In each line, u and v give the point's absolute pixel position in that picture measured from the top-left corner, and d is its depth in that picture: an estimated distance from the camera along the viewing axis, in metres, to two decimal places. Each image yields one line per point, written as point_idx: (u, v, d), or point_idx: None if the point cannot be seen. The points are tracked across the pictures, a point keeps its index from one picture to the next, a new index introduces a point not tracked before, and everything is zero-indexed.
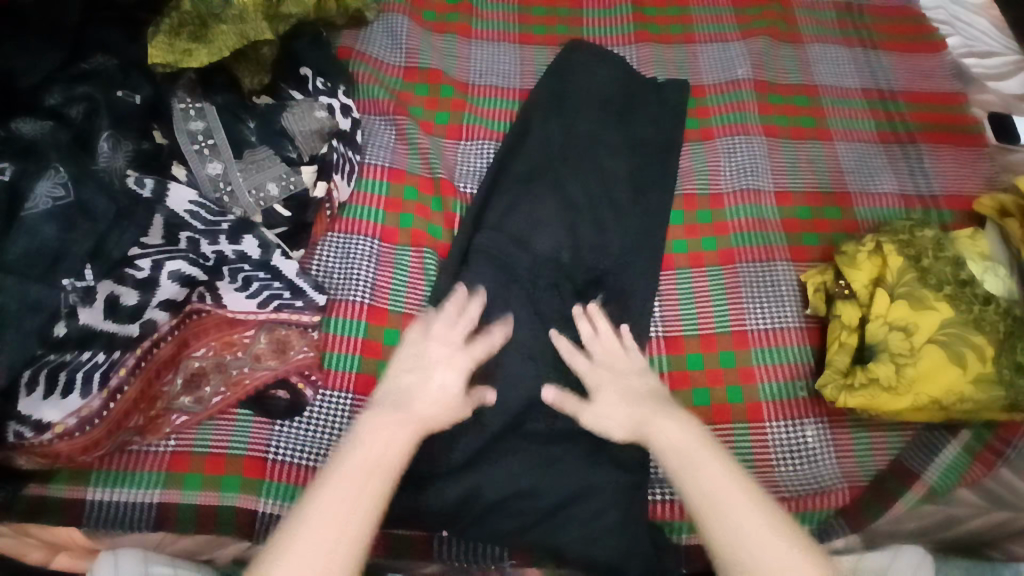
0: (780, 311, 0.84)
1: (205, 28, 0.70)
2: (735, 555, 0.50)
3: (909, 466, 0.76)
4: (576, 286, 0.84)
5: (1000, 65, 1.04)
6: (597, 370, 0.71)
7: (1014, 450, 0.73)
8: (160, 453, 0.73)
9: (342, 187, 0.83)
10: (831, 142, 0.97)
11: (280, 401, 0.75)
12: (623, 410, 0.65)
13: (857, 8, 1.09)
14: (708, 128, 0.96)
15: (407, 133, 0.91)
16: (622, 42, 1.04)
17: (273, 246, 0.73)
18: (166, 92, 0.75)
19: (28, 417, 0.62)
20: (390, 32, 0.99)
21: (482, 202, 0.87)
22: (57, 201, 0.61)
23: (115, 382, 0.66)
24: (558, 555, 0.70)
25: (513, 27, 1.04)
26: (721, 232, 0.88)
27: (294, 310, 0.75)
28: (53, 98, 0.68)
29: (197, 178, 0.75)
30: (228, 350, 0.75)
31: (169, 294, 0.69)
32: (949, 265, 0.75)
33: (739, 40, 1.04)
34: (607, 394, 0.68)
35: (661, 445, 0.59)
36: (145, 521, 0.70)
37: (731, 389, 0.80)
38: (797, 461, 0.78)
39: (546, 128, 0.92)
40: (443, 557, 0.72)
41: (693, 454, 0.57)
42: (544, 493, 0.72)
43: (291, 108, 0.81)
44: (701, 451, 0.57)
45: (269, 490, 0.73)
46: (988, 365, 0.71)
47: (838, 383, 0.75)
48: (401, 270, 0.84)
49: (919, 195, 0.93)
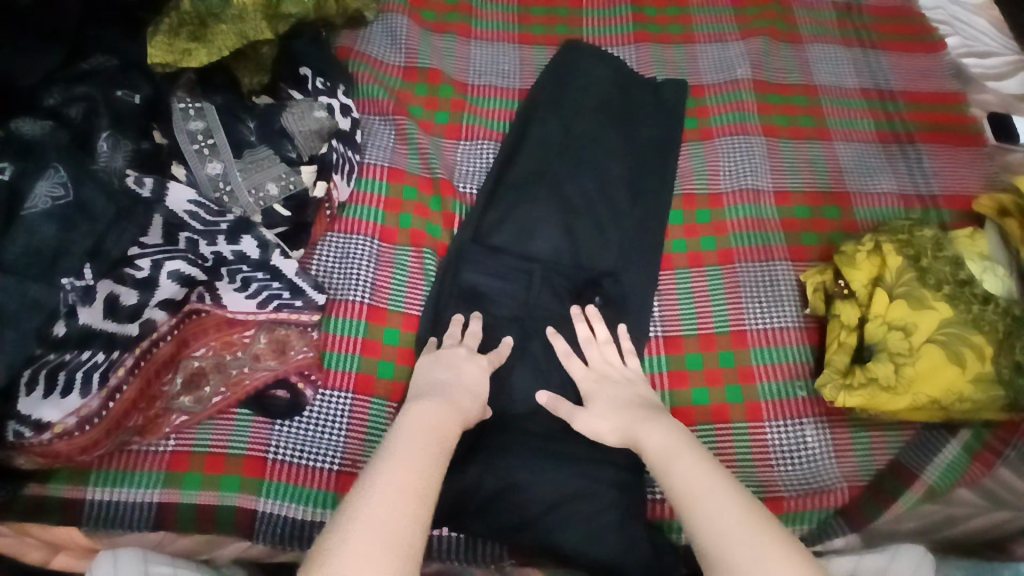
0: (779, 310, 0.84)
1: (204, 28, 0.70)
2: (718, 548, 0.49)
3: (909, 467, 0.76)
4: (575, 286, 0.83)
5: (999, 65, 1.04)
6: (593, 376, 0.71)
7: (1014, 450, 0.72)
8: (160, 453, 0.73)
9: (342, 186, 0.84)
10: (831, 142, 0.97)
11: (280, 401, 0.75)
12: (616, 414, 0.65)
13: (857, 8, 1.09)
14: (708, 128, 0.96)
15: (407, 133, 0.91)
16: (621, 42, 1.04)
17: (273, 246, 0.73)
18: (166, 92, 0.75)
19: (28, 417, 0.62)
20: (390, 32, 0.99)
21: (482, 204, 0.86)
22: (57, 201, 0.60)
23: (114, 382, 0.67)
24: (557, 555, 0.69)
25: (513, 27, 1.04)
26: (720, 233, 0.89)
27: (294, 310, 0.75)
28: (52, 98, 0.68)
29: (197, 178, 0.75)
30: (227, 349, 0.75)
31: (168, 294, 0.69)
32: (948, 265, 0.75)
33: (738, 40, 1.04)
34: (603, 399, 0.68)
35: (653, 446, 0.59)
36: (145, 521, 0.70)
37: (731, 389, 0.80)
38: (796, 461, 0.78)
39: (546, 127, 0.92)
40: (443, 555, 0.72)
41: (682, 452, 0.57)
42: (544, 492, 0.72)
43: (291, 108, 0.80)
44: (691, 449, 0.58)
45: (269, 490, 0.73)
46: (987, 364, 0.71)
47: (837, 383, 0.75)
48: (401, 270, 0.84)
49: (919, 195, 0.93)
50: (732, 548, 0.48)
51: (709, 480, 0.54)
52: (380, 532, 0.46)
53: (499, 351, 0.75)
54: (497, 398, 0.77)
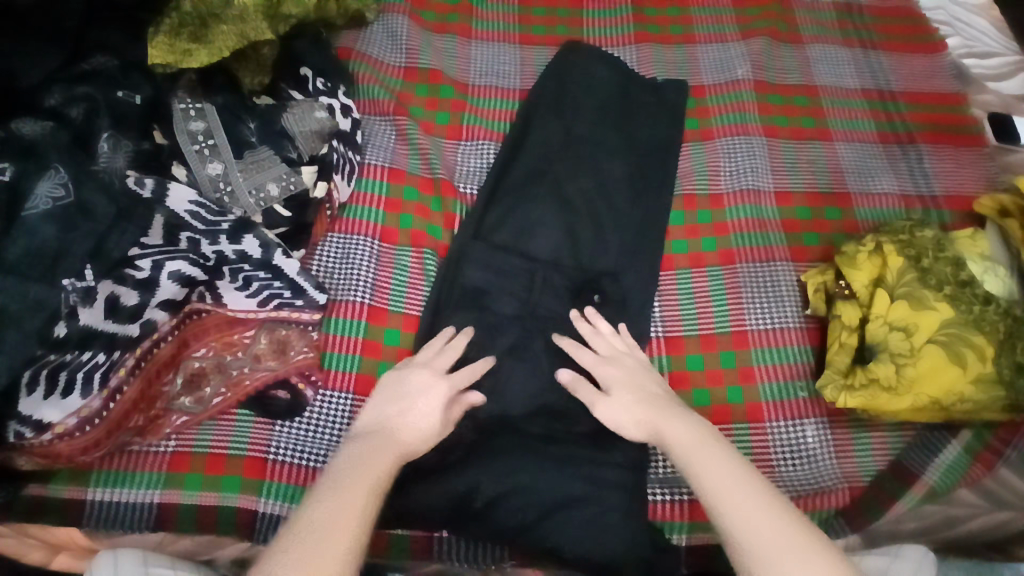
0: (780, 310, 0.84)
1: (205, 28, 0.69)
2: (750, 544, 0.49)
3: (909, 467, 0.76)
4: (575, 287, 0.82)
5: (1000, 66, 1.04)
6: (603, 365, 0.71)
7: (1015, 450, 0.72)
8: (160, 453, 0.73)
9: (342, 187, 0.84)
10: (831, 142, 0.97)
11: (280, 401, 0.75)
12: (638, 406, 0.66)
13: (857, 8, 1.09)
14: (709, 128, 0.96)
15: (407, 133, 0.91)
16: (622, 43, 1.04)
17: (273, 246, 0.73)
18: (166, 92, 0.76)
19: (28, 417, 0.62)
20: (390, 33, 0.99)
21: (482, 205, 0.86)
22: (57, 201, 0.61)
23: (115, 382, 0.66)
24: (557, 557, 0.70)
25: (513, 27, 1.04)
26: (721, 233, 0.89)
27: (295, 309, 0.75)
28: (53, 98, 0.68)
29: (197, 179, 0.75)
30: (228, 350, 0.75)
31: (169, 294, 0.69)
32: (949, 266, 0.75)
33: (739, 40, 1.04)
34: (618, 389, 0.68)
35: (674, 440, 0.59)
36: (145, 522, 0.70)
37: (731, 389, 0.80)
38: (796, 461, 0.78)
39: (547, 127, 0.92)
40: (443, 556, 0.72)
41: (704, 446, 0.58)
42: (544, 493, 0.72)
43: (291, 108, 0.81)
44: (715, 444, 0.58)
45: (270, 490, 0.72)
46: (988, 364, 0.71)
47: (837, 383, 0.75)
48: (401, 270, 0.84)
49: (919, 195, 0.93)
50: (765, 546, 0.48)
51: (735, 477, 0.53)
52: (321, 549, 0.47)
53: (477, 366, 0.72)
54: (498, 398, 0.76)
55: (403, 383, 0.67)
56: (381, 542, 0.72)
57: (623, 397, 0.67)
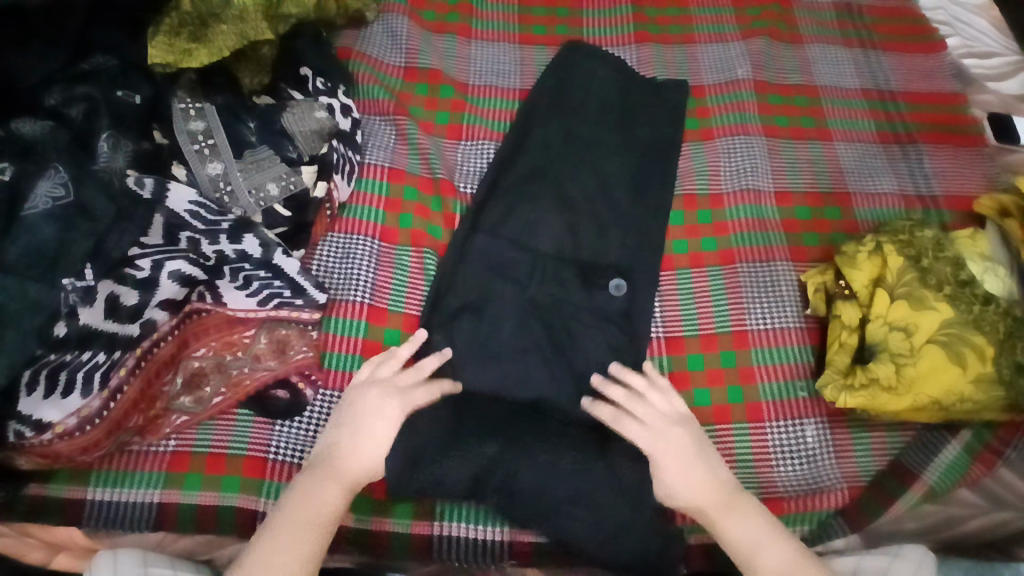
0: (780, 311, 0.84)
1: (205, 28, 0.69)
2: None
3: (908, 467, 0.76)
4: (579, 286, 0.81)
5: (1000, 66, 1.04)
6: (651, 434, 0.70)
7: (1015, 450, 0.72)
8: (160, 453, 0.73)
9: (342, 186, 0.83)
10: (831, 142, 0.97)
11: (280, 401, 0.75)
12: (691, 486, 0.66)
13: (857, 8, 1.09)
14: (709, 128, 0.96)
15: (407, 132, 0.91)
16: (622, 42, 1.04)
17: (273, 245, 0.72)
18: (166, 91, 0.76)
19: (28, 417, 0.62)
20: (390, 32, 0.99)
21: (481, 202, 0.87)
22: (57, 201, 0.61)
23: (115, 382, 0.66)
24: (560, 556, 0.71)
25: (513, 27, 1.04)
26: (721, 233, 0.89)
27: (295, 308, 0.75)
28: (52, 98, 0.69)
29: (197, 178, 0.75)
30: (228, 350, 0.75)
31: (169, 294, 0.69)
32: (949, 266, 0.75)
33: (739, 40, 1.04)
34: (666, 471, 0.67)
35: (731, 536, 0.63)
36: (145, 521, 0.70)
37: (731, 390, 0.80)
38: (797, 461, 0.78)
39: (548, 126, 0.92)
40: (443, 556, 0.72)
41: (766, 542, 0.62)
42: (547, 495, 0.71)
43: (291, 108, 0.81)
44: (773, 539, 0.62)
45: (269, 490, 0.72)
46: (988, 365, 0.71)
47: (838, 383, 0.74)
48: (401, 270, 0.84)
49: (919, 195, 0.93)
50: None
51: (760, 528, 0.63)
52: None
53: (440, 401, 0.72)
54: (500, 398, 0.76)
55: (356, 410, 0.68)
56: (382, 543, 0.72)
57: (670, 463, 0.67)
